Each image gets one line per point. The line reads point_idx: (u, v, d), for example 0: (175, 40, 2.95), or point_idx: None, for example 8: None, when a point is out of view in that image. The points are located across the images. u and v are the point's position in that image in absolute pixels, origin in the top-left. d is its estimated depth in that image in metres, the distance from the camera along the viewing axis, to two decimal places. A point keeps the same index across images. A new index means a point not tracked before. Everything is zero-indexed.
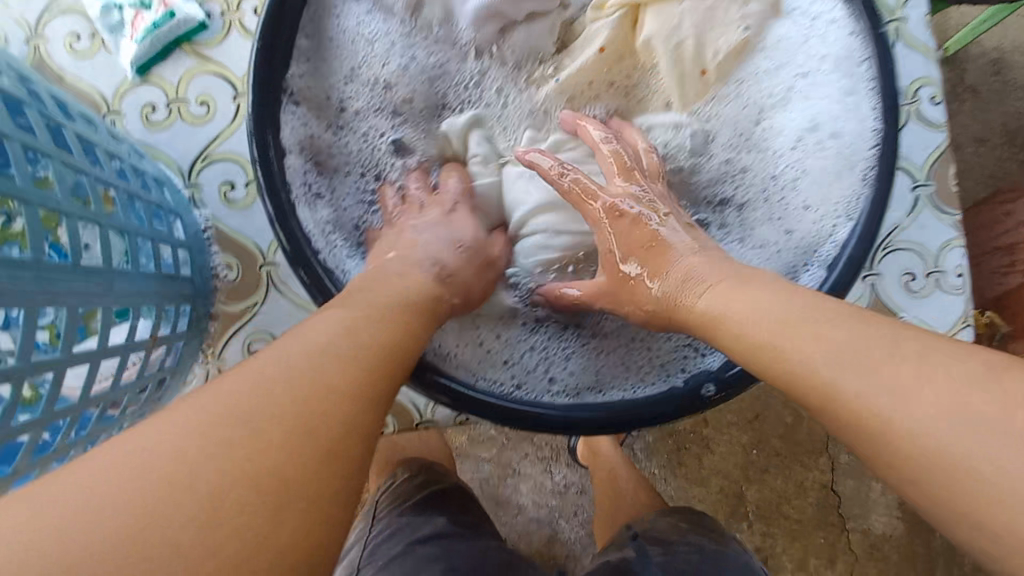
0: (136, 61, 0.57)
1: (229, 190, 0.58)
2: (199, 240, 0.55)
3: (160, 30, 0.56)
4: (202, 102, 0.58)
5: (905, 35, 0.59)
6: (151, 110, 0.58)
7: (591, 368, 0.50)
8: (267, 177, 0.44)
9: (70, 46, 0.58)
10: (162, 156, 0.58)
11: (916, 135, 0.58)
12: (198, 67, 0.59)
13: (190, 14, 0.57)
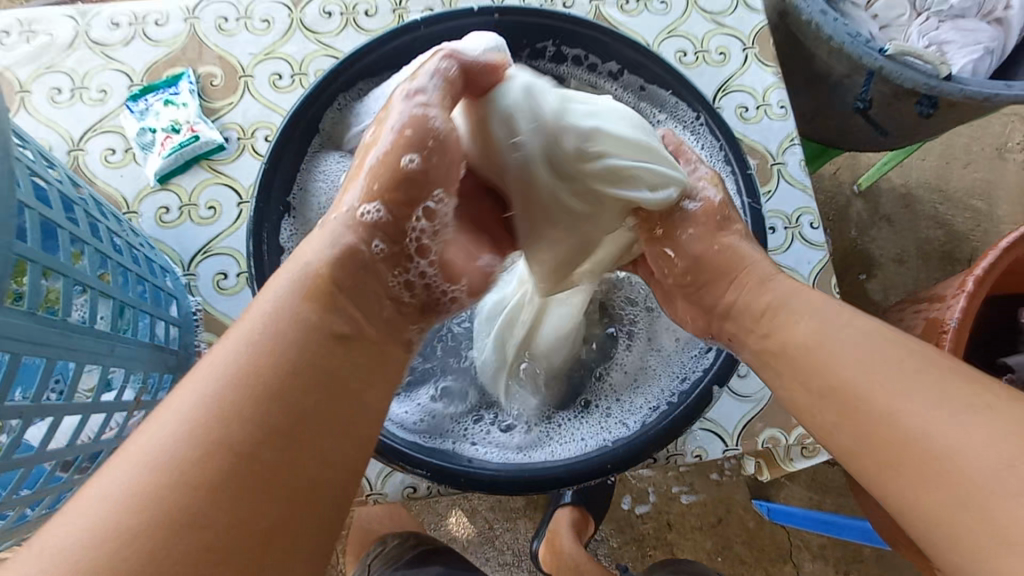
0: (160, 172, 0.69)
1: (221, 279, 0.67)
2: (189, 320, 0.63)
3: (183, 149, 0.69)
4: (210, 207, 0.69)
5: (786, 176, 0.74)
6: (164, 210, 0.69)
7: (526, 438, 0.58)
8: (257, 256, 0.54)
9: (106, 158, 0.70)
10: (167, 248, 0.67)
11: (802, 254, 0.71)
12: (211, 179, 0.70)
13: (211, 138, 0.70)
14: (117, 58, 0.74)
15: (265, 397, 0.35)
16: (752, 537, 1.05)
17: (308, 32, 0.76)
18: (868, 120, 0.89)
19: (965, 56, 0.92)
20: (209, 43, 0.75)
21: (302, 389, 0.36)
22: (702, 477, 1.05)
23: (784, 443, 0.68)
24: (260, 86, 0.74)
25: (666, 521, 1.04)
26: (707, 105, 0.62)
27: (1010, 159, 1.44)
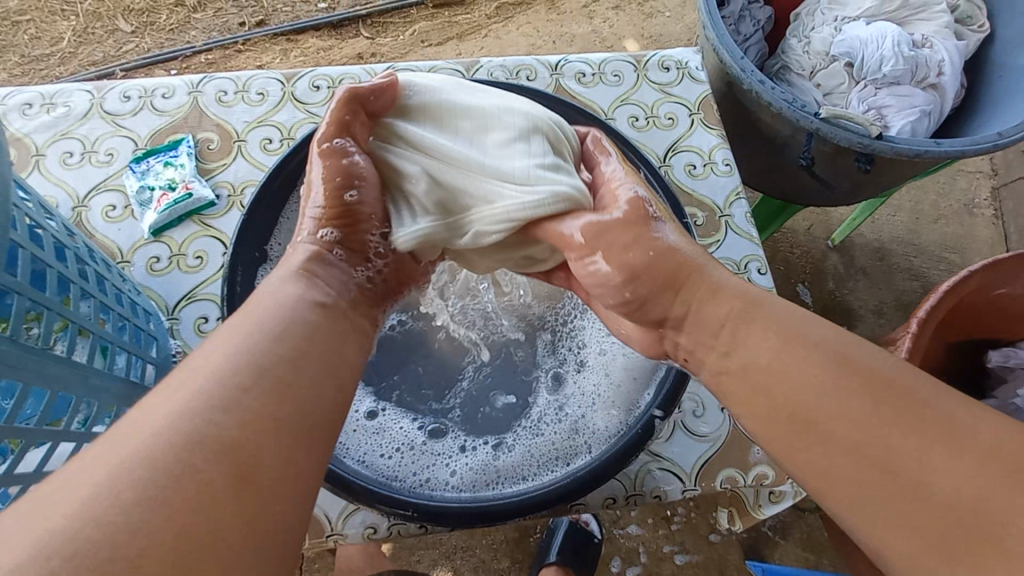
0: (154, 225, 0.75)
1: (203, 322, 0.71)
2: (168, 361, 0.66)
3: (177, 205, 0.76)
4: (197, 256, 0.75)
5: (734, 226, 0.79)
6: (155, 260, 0.74)
7: (484, 468, 0.60)
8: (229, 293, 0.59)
9: (106, 213, 0.77)
10: (154, 294, 0.72)
11: None
12: (200, 231, 0.76)
13: (204, 195, 0.77)
14: (125, 126, 0.83)
15: (252, 366, 0.41)
16: None
17: (298, 103, 0.85)
18: (814, 177, 0.96)
19: (903, 119, 1.00)
20: (208, 113, 0.84)
21: (282, 359, 0.43)
22: (693, 536, 1.06)
23: (743, 482, 0.67)
24: (252, 150, 0.82)
25: None
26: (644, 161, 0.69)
27: (977, 215, 1.50)
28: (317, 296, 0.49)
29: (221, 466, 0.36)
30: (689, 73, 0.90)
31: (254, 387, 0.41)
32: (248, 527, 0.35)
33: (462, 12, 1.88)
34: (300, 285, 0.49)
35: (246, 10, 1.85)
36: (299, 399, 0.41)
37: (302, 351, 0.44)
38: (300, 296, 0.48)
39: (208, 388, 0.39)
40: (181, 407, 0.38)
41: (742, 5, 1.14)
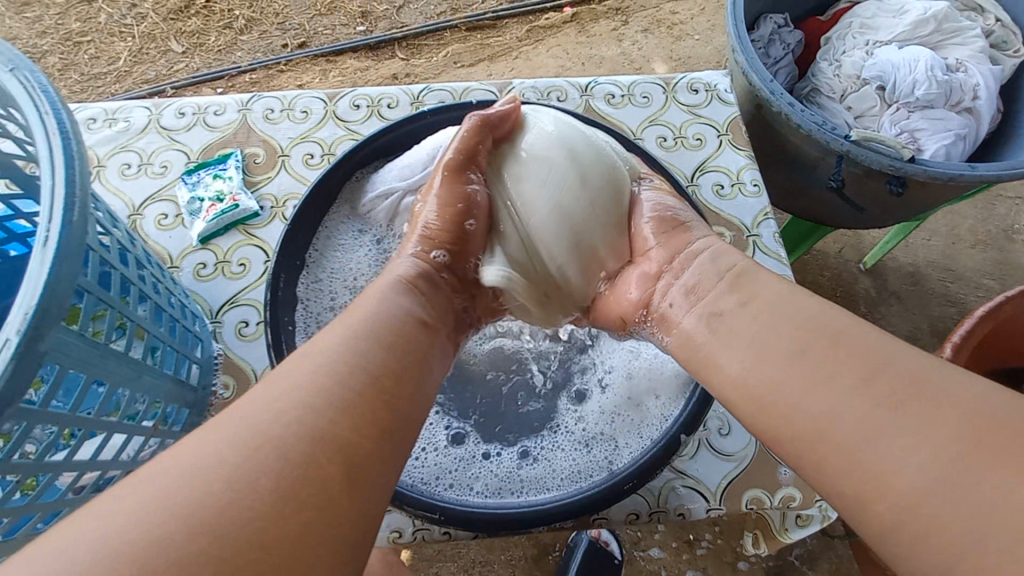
0: (202, 233, 0.80)
1: (243, 327, 0.75)
2: (210, 363, 0.70)
3: (224, 215, 0.80)
4: (241, 263, 0.79)
5: (761, 246, 0.80)
6: (202, 266, 0.78)
7: (508, 474, 0.61)
8: (273, 293, 0.61)
9: (159, 222, 0.81)
10: (200, 299, 0.76)
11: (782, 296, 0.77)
12: (244, 240, 0.80)
13: (249, 206, 0.81)
14: (179, 140, 0.88)
15: (344, 365, 0.42)
16: None
17: (339, 121, 0.90)
18: (844, 199, 0.96)
19: (937, 142, 0.99)
20: (256, 129, 0.89)
21: (389, 368, 0.44)
22: (719, 561, 1.04)
23: (769, 503, 0.66)
24: (295, 164, 0.86)
25: None
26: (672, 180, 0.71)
27: (1018, 240, 1.45)
28: (421, 314, 0.51)
29: (328, 460, 0.37)
30: (718, 95, 0.92)
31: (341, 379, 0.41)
32: (334, 520, 0.35)
33: (494, 35, 1.95)
34: (405, 299, 0.52)
35: (289, 33, 1.94)
36: (396, 408, 0.42)
37: (404, 362, 0.46)
38: (407, 310, 0.50)
39: (323, 381, 0.40)
40: (297, 396, 0.39)
41: (772, 29, 1.15)
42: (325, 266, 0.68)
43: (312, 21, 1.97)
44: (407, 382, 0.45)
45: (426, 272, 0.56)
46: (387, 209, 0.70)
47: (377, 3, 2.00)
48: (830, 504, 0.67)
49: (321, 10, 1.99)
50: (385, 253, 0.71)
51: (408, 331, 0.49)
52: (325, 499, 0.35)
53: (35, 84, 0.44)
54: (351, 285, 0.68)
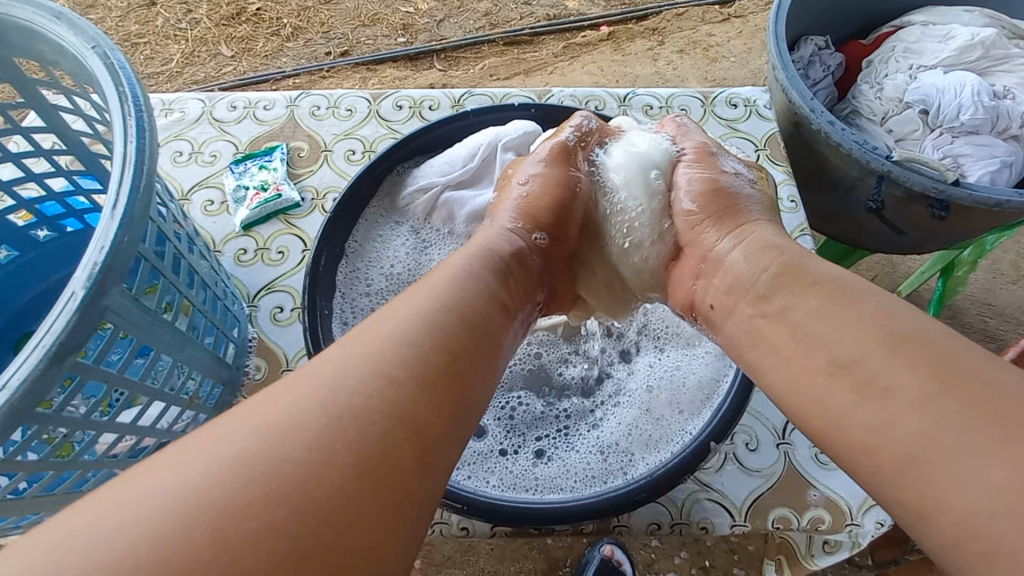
0: (245, 220, 0.82)
1: (278, 312, 0.76)
2: (244, 344, 0.71)
3: (268, 204, 0.83)
4: (280, 251, 0.81)
5: None
6: (243, 251, 0.81)
7: (526, 470, 0.59)
8: (311, 277, 0.62)
9: (205, 207, 0.85)
10: (240, 283, 0.78)
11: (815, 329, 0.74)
12: (284, 229, 0.83)
13: (291, 197, 0.84)
14: (229, 131, 0.92)
15: (380, 337, 0.42)
16: None
17: (381, 120, 0.92)
18: (884, 222, 0.94)
19: (982, 168, 0.97)
20: (302, 124, 0.92)
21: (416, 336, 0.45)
22: None
23: (796, 524, 0.64)
24: (337, 160, 0.89)
25: None
26: None
27: None
28: (504, 297, 0.52)
29: (379, 427, 0.37)
30: (757, 110, 0.92)
31: (374, 350, 0.41)
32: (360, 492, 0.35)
33: (530, 50, 1.98)
34: (492, 278, 0.52)
35: (333, 41, 2.01)
36: (455, 384, 0.42)
37: (480, 339, 0.46)
38: (492, 290, 0.51)
39: (394, 352, 0.41)
40: (371, 367, 0.40)
41: (812, 50, 1.15)
42: (364, 255, 0.69)
43: (355, 32, 2.03)
44: (478, 362, 0.45)
45: (521, 251, 0.58)
46: (425, 204, 0.71)
47: (419, 16, 2.07)
48: (861, 530, 0.64)
49: (364, 22, 2.06)
50: (422, 245, 0.72)
51: (485, 309, 0.49)
52: (374, 469, 0.35)
53: (115, 62, 0.47)
54: (387, 274, 0.69)
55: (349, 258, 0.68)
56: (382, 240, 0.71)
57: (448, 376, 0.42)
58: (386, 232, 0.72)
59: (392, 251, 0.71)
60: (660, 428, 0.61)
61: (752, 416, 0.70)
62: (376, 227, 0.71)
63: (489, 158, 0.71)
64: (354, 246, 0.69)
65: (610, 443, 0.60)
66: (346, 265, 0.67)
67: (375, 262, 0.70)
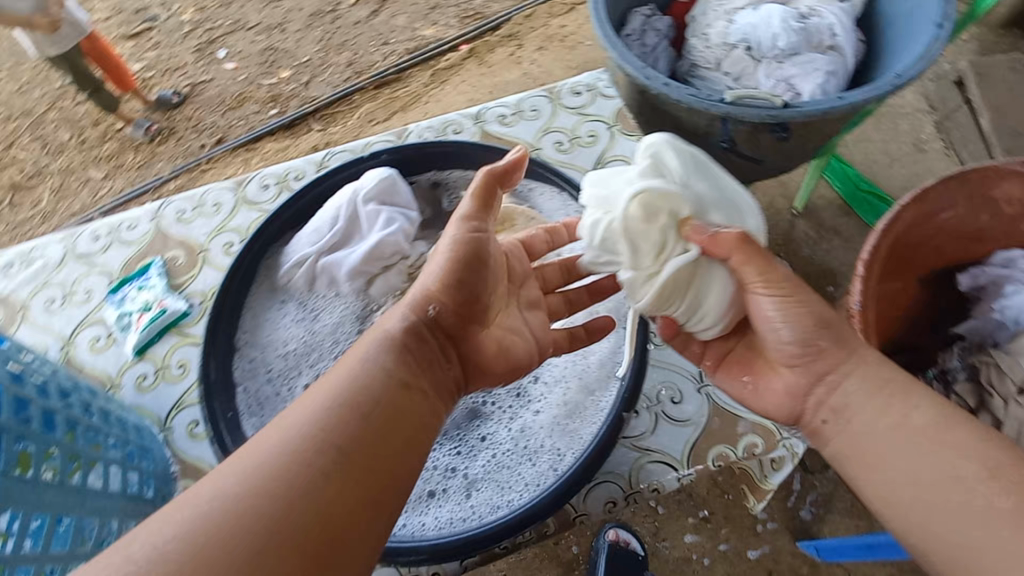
0: (136, 345, 0.80)
1: (194, 426, 0.74)
2: (166, 470, 0.70)
3: (155, 322, 0.80)
4: (181, 365, 0.79)
5: None
6: (143, 377, 0.79)
7: (460, 503, 0.58)
8: (204, 381, 0.61)
9: (92, 346, 0.82)
10: (148, 410, 0.76)
11: None
12: (180, 341, 0.81)
13: (177, 307, 0.82)
14: (99, 262, 0.89)
15: (318, 449, 0.43)
16: None
17: (249, 205, 0.92)
18: (742, 156, 1.02)
19: (812, 83, 1.06)
20: (171, 233, 0.90)
21: (357, 442, 0.45)
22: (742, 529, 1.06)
23: (735, 456, 0.68)
24: (215, 256, 0.87)
25: None
26: (574, 184, 0.71)
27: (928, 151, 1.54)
28: (405, 374, 0.50)
29: (306, 545, 0.39)
30: (599, 92, 0.97)
31: (296, 451, 0.43)
32: None
33: (401, 87, 2.02)
34: (390, 356, 0.50)
35: (205, 133, 1.98)
36: (376, 478, 0.44)
37: (376, 431, 0.45)
38: (389, 370, 0.50)
39: (291, 468, 0.42)
40: (282, 472, 0.41)
41: (642, 21, 1.23)
42: (257, 344, 0.67)
43: (225, 117, 2.01)
44: (379, 473, 0.45)
45: (417, 324, 0.52)
46: (303, 277, 0.69)
47: (284, 84, 2.06)
48: (793, 440, 0.69)
49: (232, 105, 2.04)
50: (312, 314, 0.69)
51: (391, 399, 0.48)
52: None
53: None
54: (284, 352, 0.67)
55: (241, 351, 0.66)
56: (271, 323, 0.69)
57: (367, 468, 0.44)
58: (270, 315, 0.69)
59: (286, 332, 0.68)
60: (582, 412, 0.62)
61: (671, 368, 0.73)
62: (258, 313, 0.69)
63: (355, 214, 0.69)
64: (245, 337, 0.67)
65: (534, 445, 0.61)
66: (243, 358, 0.66)
67: (272, 347, 0.67)
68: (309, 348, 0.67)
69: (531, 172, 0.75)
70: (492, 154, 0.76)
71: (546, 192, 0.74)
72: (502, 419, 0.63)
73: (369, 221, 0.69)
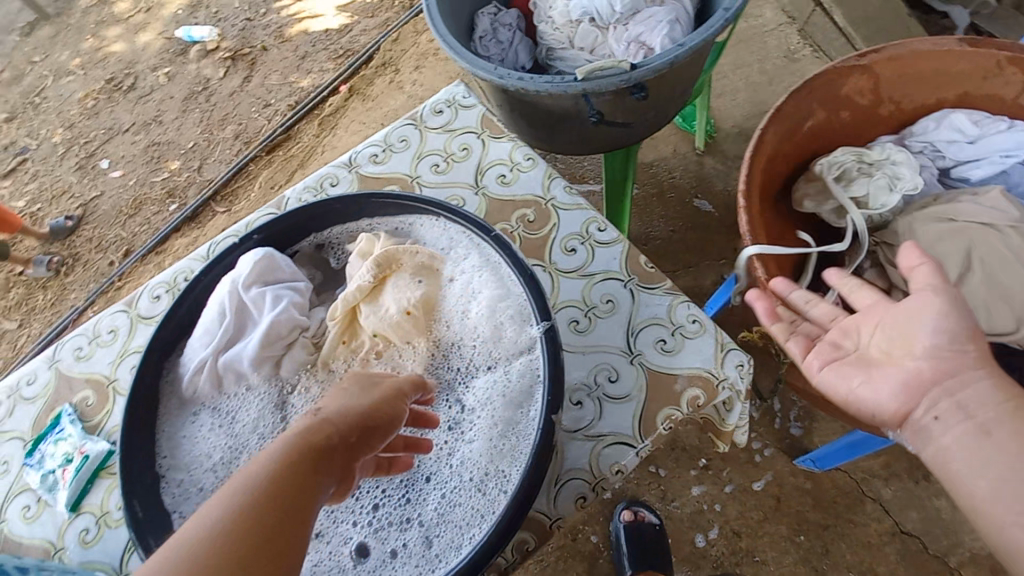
0: (68, 501, 0.76)
1: None
2: None
3: (81, 471, 0.77)
4: (120, 506, 0.76)
5: (560, 206, 0.86)
6: (85, 531, 0.75)
7: (423, 556, 0.55)
8: (133, 523, 0.57)
9: (24, 516, 0.78)
10: (98, 564, 0.73)
11: (606, 254, 0.81)
12: (113, 482, 0.77)
13: (100, 448, 0.78)
14: (8, 429, 0.85)
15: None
16: (817, 496, 1.17)
17: (147, 320, 0.89)
18: (611, 124, 1.04)
19: (659, 35, 1.09)
20: (74, 374, 0.86)
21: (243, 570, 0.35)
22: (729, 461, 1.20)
23: (682, 413, 0.70)
24: (126, 383, 0.84)
25: (732, 530, 1.16)
26: (443, 207, 0.71)
27: (795, 59, 1.61)
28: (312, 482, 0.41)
29: None
30: (459, 104, 0.98)
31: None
32: None
33: (294, 144, 1.98)
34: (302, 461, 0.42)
35: (110, 248, 1.91)
36: None
37: (283, 520, 0.38)
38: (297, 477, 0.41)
39: None
40: None
41: (490, 21, 1.23)
42: (182, 464, 0.64)
43: (125, 227, 1.94)
44: (277, 571, 0.36)
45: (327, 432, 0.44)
46: (208, 381, 0.66)
47: (176, 176, 2.00)
48: (732, 379, 0.70)
49: (128, 213, 1.97)
50: (230, 416, 0.67)
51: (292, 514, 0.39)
52: None
53: None
54: (212, 464, 0.64)
55: (168, 476, 0.63)
56: (193, 439, 0.66)
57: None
58: (188, 431, 0.66)
59: (208, 443, 0.65)
60: (518, 425, 0.60)
61: (599, 351, 0.74)
62: (176, 433, 0.66)
63: (240, 304, 0.68)
64: (166, 462, 0.64)
65: (481, 472, 0.58)
66: (169, 483, 0.63)
67: (198, 461, 0.64)
68: (236, 450, 0.65)
69: (407, 208, 0.74)
70: (363, 200, 0.74)
71: (425, 222, 0.73)
72: (442, 457, 0.60)
73: (256, 307, 0.67)
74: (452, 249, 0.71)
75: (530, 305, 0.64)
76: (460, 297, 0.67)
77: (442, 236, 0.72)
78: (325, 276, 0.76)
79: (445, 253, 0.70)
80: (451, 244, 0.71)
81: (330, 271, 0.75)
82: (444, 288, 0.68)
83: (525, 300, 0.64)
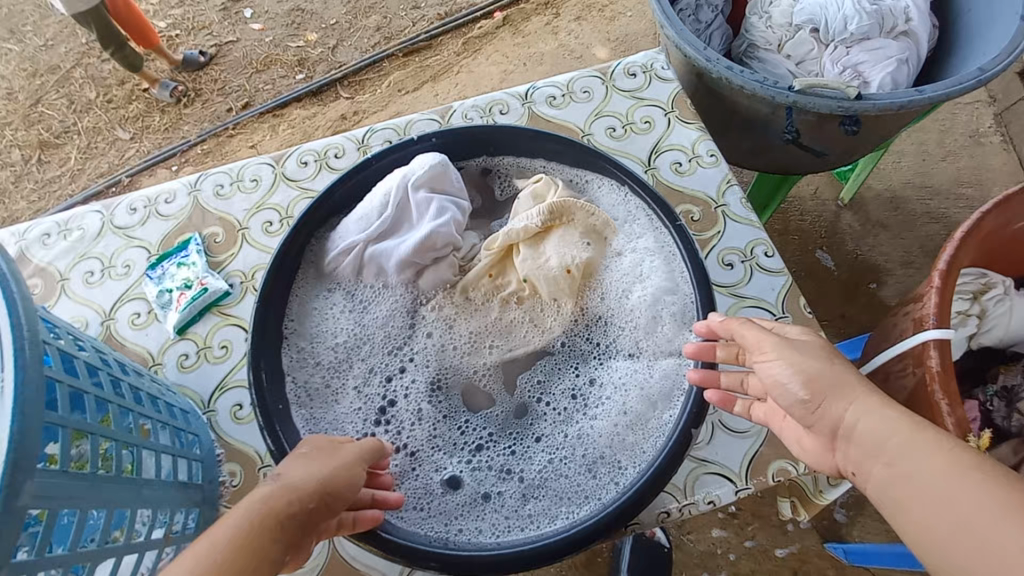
0: (177, 324, 0.79)
1: (237, 409, 0.74)
2: (212, 456, 0.69)
3: (196, 301, 0.79)
4: (222, 346, 0.78)
5: (730, 215, 0.80)
6: (184, 357, 0.78)
7: (516, 511, 0.56)
8: (256, 383, 0.58)
9: (132, 322, 0.81)
10: (189, 391, 0.76)
11: (764, 281, 0.76)
12: (221, 321, 0.80)
13: (218, 286, 0.80)
14: (137, 236, 0.88)
15: None
16: None
17: (289, 182, 0.89)
18: (803, 148, 0.96)
19: (882, 71, 0.99)
20: (209, 208, 0.88)
21: None
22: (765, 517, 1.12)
23: (796, 472, 0.65)
24: (255, 235, 0.85)
25: None
26: (625, 171, 0.66)
27: (987, 143, 1.45)
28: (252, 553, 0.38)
29: None
30: (655, 74, 0.92)
31: None
32: None
33: (431, 55, 1.94)
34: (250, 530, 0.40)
35: (232, 96, 1.94)
36: None
37: None
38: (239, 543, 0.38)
39: None
40: None
41: None
42: (307, 334, 0.66)
43: (251, 80, 1.97)
44: None
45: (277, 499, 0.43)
46: (351, 265, 0.67)
47: (312, 47, 2.00)
48: None
49: (258, 68, 1.99)
50: (361, 306, 0.68)
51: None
52: None
53: None
54: (334, 345, 0.66)
55: (291, 342, 0.64)
56: (323, 316, 0.67)
57: None
58: (320, 307, 0.67)
59: (336, 324, 0.67)
60: (646, 424, 0.59)
61: None
62: (308, 305, 0.67)
63: (404, 201, 0.67)
64: (293, 327, 0.65)
65: (594, 454, 0.58)
66: (292, 350, 0.64)
67: (323, 339, 0.66)
68: (360, 340, 0.66)
69: (590, 164, 0.69)
70: (545, 142, 0.70)
71: (603, 184, 0.70)
72: (556, 426, 0.61)
73: (418, 210, 0.66)
74: (625, 223, 0.67)
75: (696, 310, 0.61)
76: (619, 275, 0.66)
77: (620, 204, 0.68)
78: (484, 203, 0.74)
79: (619, 224, 0.67)
80: (626, 216, 0.67)
81: (492, 200, 0.74)
82: (608, 259, 0.66)
83: (693, 303, 0.61)
